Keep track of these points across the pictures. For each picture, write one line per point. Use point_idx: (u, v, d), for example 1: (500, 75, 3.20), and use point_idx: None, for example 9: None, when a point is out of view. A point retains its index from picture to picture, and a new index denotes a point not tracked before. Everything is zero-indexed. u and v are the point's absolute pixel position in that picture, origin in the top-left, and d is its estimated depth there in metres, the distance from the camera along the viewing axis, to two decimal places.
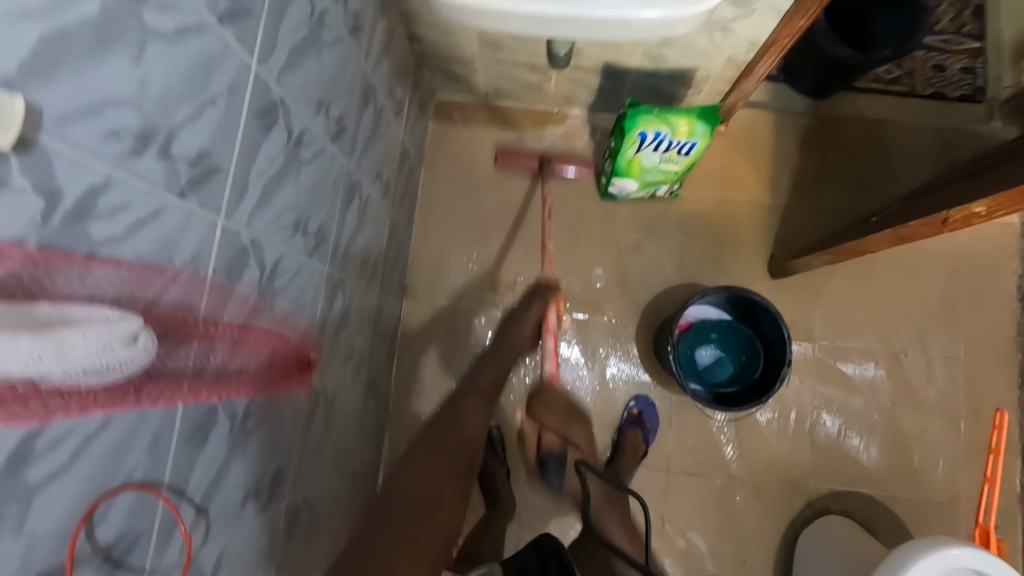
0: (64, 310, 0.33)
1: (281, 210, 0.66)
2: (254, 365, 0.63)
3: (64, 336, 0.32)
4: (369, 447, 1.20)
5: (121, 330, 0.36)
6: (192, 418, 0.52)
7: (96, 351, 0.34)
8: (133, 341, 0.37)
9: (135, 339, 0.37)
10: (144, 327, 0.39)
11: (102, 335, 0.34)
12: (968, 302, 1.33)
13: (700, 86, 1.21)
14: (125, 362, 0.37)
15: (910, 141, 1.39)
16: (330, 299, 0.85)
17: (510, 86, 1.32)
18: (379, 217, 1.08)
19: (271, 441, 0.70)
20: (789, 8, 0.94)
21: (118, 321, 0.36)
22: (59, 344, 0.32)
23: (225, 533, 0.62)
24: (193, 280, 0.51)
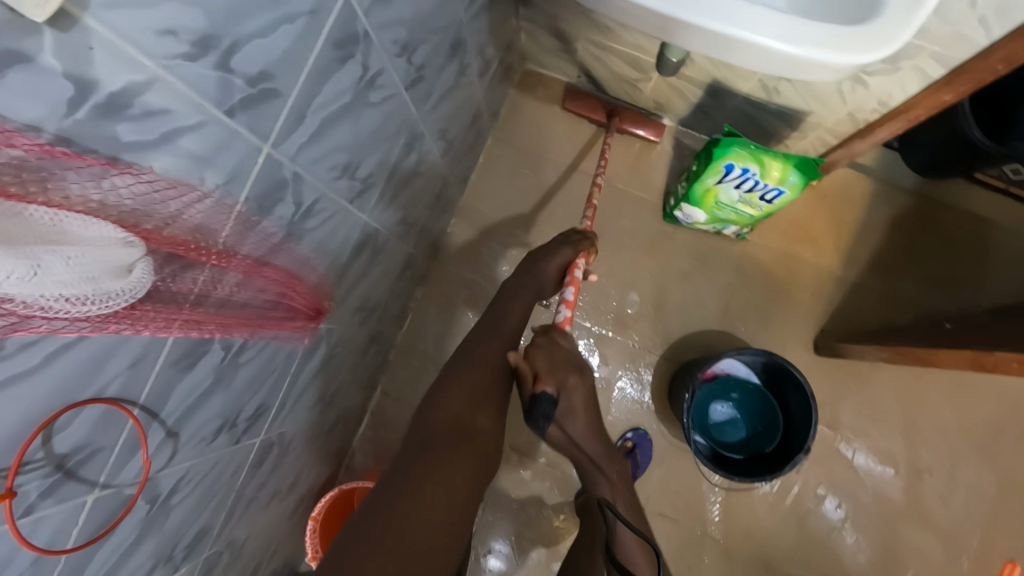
0: (58, 220, 0.33)
1: (332, 149, 0.62)
2: (263, 302, 0.60)
3: (48, 258, 0.31)
4: (358, 395, 1.18)
5: (115, 260, 0.36)
6: (182, 345, 0.49)
7: (83, 278, 0.34)
8: (123, 274, 0.37)
9: (127, 272, 0.37)
10: (141, 257, 0.39)
11: (91, 262, 0.34)
12: (1017, 440, 1.22)
13: (806, 132, 1.10)
14: (127, 290, 0.38)
15: (1015, 254, 1.25)
16: (358, 248, 0.82)
17: (604, 75, 1.24)
18: (432, 174, 1.03)
19: (261, 378, 0.68)
20: (939, 79, 0.82)
21: (118, 250, 0.36)
22: (37, 264, 0.31)
23: (190, 459, 0.60)
24: (220, 205, 0.47)
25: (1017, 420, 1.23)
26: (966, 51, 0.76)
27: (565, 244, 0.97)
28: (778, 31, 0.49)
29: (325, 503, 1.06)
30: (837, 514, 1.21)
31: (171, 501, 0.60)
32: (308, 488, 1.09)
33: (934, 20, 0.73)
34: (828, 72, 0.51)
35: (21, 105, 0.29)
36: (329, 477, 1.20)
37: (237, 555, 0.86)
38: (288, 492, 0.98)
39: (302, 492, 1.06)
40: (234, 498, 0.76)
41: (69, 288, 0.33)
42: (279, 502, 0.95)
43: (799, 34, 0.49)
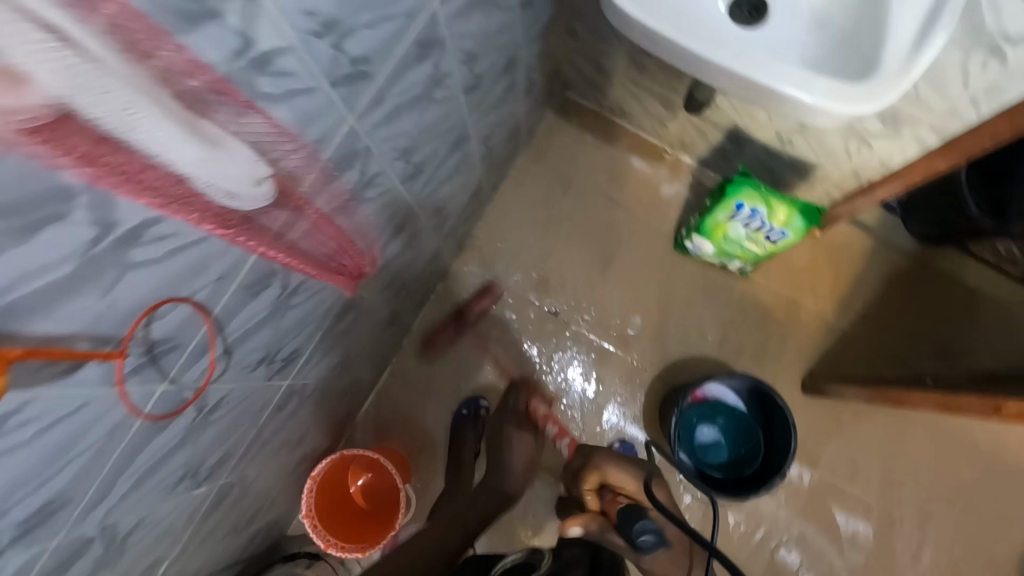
0: (224, 134, 0.42)
1: (398, 132, 0.72)
2: (320, 252, 0.69)
3: (220, 158, 0.42)
4: (370, 370, 1.26)
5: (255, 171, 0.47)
6: (255, 272, 0.58)
7: (235, 179, 0.45)
8: (258, 183, 0.48)
9: (261, 182, 0.48)
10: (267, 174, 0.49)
11: (243, 167, 0.45)
12: (989, 505, 1.26)
13: (814, 184, 1.20)
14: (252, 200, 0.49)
15: (1002, 326, 1.32)
16: (399, 227, 0.91)
17: (637, 111, 1.35)
18: (470, 176, 1.13)
19: (302, 323, 0.76)
20: (934, 148, 0.92)
21: (255, 164, 0.47)
22: (215, 163, 0.42)
23: (234, 381, 0.68)
24: (309, 159, 0.57)
25: (990, 487, 1.27)
26: (960, 125, 0.86)
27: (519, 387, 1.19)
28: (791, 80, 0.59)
29: (324, 468, 1.13)
30: (790, 559, 1.26)
31: (211, 417, 0.68)
32: (311, 449, 1.16)
33: (933, 94, 0.83)
34: (829, 119, 0.60)
35: (208, 47, 0.38)
36: (331, 444, 1.27)
37: (244, 493, 0.93)
38: (295, 447, 1.05)
39: (306, 451, 1.13)
40: (255, 433, 0.84)
41: (220, 182, 0.44)
42: (287, 454, 1.02)
43: (812, 84, 0.58)
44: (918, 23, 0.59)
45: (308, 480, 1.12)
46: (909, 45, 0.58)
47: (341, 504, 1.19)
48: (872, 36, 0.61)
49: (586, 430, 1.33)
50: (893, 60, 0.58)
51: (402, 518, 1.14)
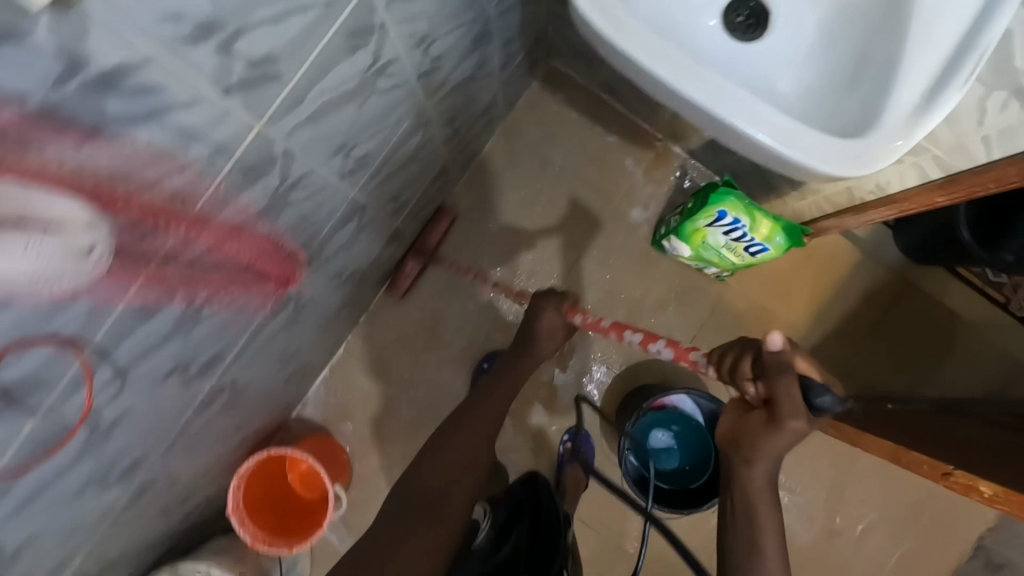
0: (31, 201, 0.34)
1: (329, 131, 0.62)
2: (230, 265, 0.62)
3: (9, 243, 0.34)
4: (322, 348, 1.22)
5: (78, 242, 0.39)
6: (142, 299, 0.51)
7: (46, 262, 0.36)
8: (84, 252, 0.40)
9: (87, 251, 0.40)
10: (103, 238, 0.41)
11: (58, 246, 0.37)
12: (927, 526, 1.27)
13: (805, 194, 1.12)
14: (84, 269, 0.41)
15: (974, 353, 1.29)
16: (343, 221, 0.83)
17: (629, 90, 1.23)
18: (434, 157, 1.03)
19: (221, 330, 0.70)
20: (935, 180, 0.84)
21: (81, 235, 0.39)
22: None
23: (138, 395, 0.63)
24: (201, 176, 0.48)
25: (935, 507, 1.28)
26: (967, 162, 0.78)
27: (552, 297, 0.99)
28: (775, 128, 0.50)
29: (252, 464, 1.11)
30: None
31: (112, 431, 0.63)
32: (255, 427, 1.13)
33: (942, 127, 0.74)
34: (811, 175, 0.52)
35: (11, 77, 0.30)
36: (280, 419, 1.25)
37: (173, 481, 0.90)
38: (234, 430, 1.02)
39: (248, 431, 1.11)
40: (180, 431, 0.80)
41: (25, 268, 0.35)
42: (223, 438, 1.00)
43: (796, 139, 0.49)
44: (929, 75, 0.51)
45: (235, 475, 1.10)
46: (914, 100, 0.50)
47: (271, 499, 1.20)
48: (877, 82, 0.53)
49: (541, 422, 1.32)
50: (894, 116, 0.50)
51: (331, 515, 1.14)
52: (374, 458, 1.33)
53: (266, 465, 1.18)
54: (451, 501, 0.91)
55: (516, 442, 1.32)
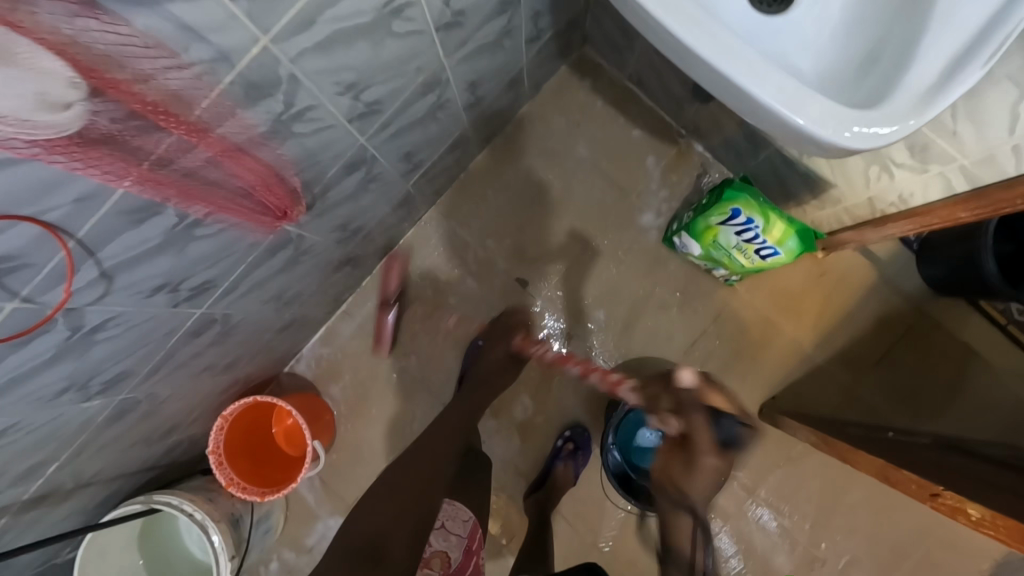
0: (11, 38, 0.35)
1: (339, 66, 0.62)
2: (228, 185, 0.62)
3: None
4: (321, 305, 1.23)
5: (57, 93, 0.40)
6: (133, 199, 0.52)
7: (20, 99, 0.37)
8: (62, 107, 0.40)
9: (65, 106, 0.40)
10: (84, 101, 0.42)
11: (27, 84, 0.37)
12: (917, 566, 1.22)
13: (826, 204, 1.08)
14: (60, 126, 0.41)
15: (988, 392, 1.23)
16: (349, 169, 0.84)
17: (656, 82, 1.22)
18: (451, 124, 1.03)
19: (214, 255, 0.71)
20: (961, 194, 0.81)
21: (61, 87, 0.40)
22: None
23: (124, 304, 0.64)
24: (200, 80, 0.49)
25: (928, 548, 1.22)
26: (995, 175, 0.75)
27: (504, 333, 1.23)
28: (784, 93, 0.48)
29: (238, 408, 1.12)
30: (731, 563, 1.24)
31: (95, 337, 0.64)
32: (246, 372, 1.15)
33: (972, 135, 0.71)
34: (818, 149, 0.50)
35: None
36: (272, 370, 1.27)
37: (155, 409, 0.92)
38: (223, 370, 1.04)
39: (238, 375, 1.12)
40: (165, 356, 0.81)
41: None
42: (211, 377, 1.01)
43: (804, 105, 0.48)
44: (954, 57, 0.49)
45: (219, 417, 1.12)
46: (934, 81, 0.48)
47: (254, 446, 1.21)
48: (899, 61, 0.51)
49: (530, 408, 1.31)
50: (911, 96, 0.48)
51: (306, 470, 1.14)
52: (359, 422, 1.33)
53: (251, 414, 1.20)
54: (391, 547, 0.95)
55: (502, 424, 1.30)
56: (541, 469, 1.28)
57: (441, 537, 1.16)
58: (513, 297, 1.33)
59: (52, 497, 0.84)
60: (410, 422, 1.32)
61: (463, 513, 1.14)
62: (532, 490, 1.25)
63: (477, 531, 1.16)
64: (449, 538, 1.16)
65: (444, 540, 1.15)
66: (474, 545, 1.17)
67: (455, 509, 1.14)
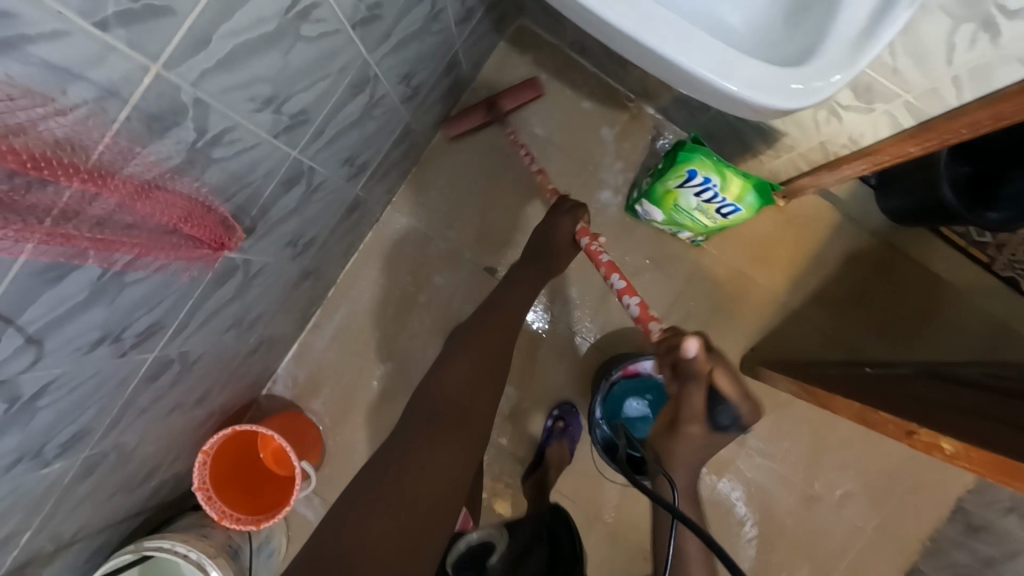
0: None
1: (250, 80, 0.58)
2: (150, 225, 0.59)
3: None
4: (288, 322, 1.19)
5: None
6: (45, 259, 0.49)
7: None
8: None
9: None
10: None
11: None
12: (906, 491, 1.26)
13: (781, 152, 1.07)
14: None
15: (958, 315, 1.25)
16: (286, 185, 0.80)
17: (598, 47, 1.18)
18: (390, 119, 0.99)
19: (154, 297, 0.67)
20: (909, 129, 0.80)
21: None
22: None
23: (61, 365, 0.60)
24: (88, 121, 0.45)
25: (914, 471, 1.26)
26: (939, 108, 0.74)
27: (559, 214, 1.12)
28: (708, 58, 0.46)
29: (218, 440, 1.10)
30: (739, 507, 1.27)
31: (38, 402, 0.61)
32: (220, 402, 1.12)
33: (913, 71, 0.70)
34: (752, 111, 0.49)
35: None
36: (249, 395, 1.24)
37: (127, 458, 0.89)
38: (193, 406, 1.01)
39: (212, 407, 1.09)
40: (124, 406, 0.78)
41: None
42: (182, 414, 0.98)
43: (734, 68, 0.46)
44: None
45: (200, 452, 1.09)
46: (860, 28, 0.47)
47: (242, 475, 1.19)
48: (826, 10, 0.49)
49: (516, 393, 1.30)
50: (838, 46, 0.47)
51: (298, 491, 1.12)
52: (347, 433, 1.32)
53: (234, 443, 1.17)
54: (438, 458, 0.89)
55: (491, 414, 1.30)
56: (535, 453, 1.28)
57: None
58: (483, 285, 1.31)
59: (33, 564, 0.82)
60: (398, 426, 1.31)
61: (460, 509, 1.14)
62: (530, 473, 1.26)
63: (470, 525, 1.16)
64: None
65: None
66: None
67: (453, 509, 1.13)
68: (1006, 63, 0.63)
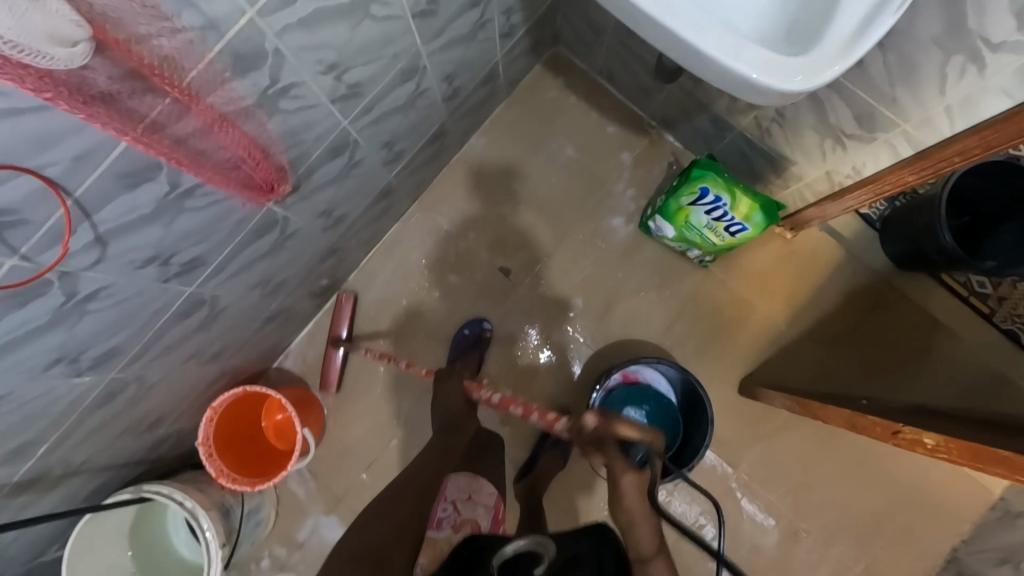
0: None
1: (322, 43, 0.67)
2: (217, 157, 0.66)
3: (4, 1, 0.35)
4: (307, 296, 1.25)
5: (64, 31, 0.41)
6: (129, 162, 0.56)
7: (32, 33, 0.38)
8: (72, 46, 0.41)
9: (75, 45, 0.41)
10: (88, 41, 0.43)
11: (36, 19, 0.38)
12: (899, 535, 1.25)
13: (789, 182, 1.14)
14: (64, 61, 0.42)
15: (957, 362, 1.28)
16: (332, 153, 0.88)
17: (625, 75, 1.28)
18: (430, 114, 1.08)
19: (203, 229, 0.74)
20: (907, 158, 0.87)
21: (68, 23, 0.41)
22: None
23: (115, 274, 0.67)
24: (192, 46, 0.53)
25: (907, 515, 1.26)
26: (932, 138, 0.80)
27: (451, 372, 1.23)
28: (726, 45, 0.56)
29: (227, 399, 1.14)
30: (714, 541, 1.26)
31: (88, 305, 0.67)
32: (233, 364, 1.16)
33: (909, 101, 0.78)
34: (760, 94, 0.59)
35: None
36: (260, 365, 1.29)
37: (143, 395, 0.93)
38: (210, 360, 1.05)
39: (226, 366, 1.14)
40: (154, 336, 0.84)
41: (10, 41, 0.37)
42: (199, 365, 1.03)
43: (744, 54, 0.56)
44: (866, 13, 0.58)
45: (208, 409, 1.13)
46: (850, 33, 0.57)
47: (243, 440, 1.22)
48: (822, 22, 0.60)
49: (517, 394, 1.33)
50: (833, 44, 0.57)
51: (295, 460, 1.15)
52: (347, 415, 1.35)
53: (241, 407, 1.21)
54: None
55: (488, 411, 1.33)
56: (529, 456, 1.30)
57: (468, 508, 1.12)
58: (496, 286, 1.36)
59: (41, 482, 0.85)
60: (398, 414, 1.34)
61: (487, 486, 1.16)
62: (523, 475, 1.27)
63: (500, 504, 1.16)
64: (477, 508, 1.12)
65: (470, 511, 1.11)
66: (500, 516, 1.14)
67: (478, 482, 1.15)
68: (992, 94, 0.70)
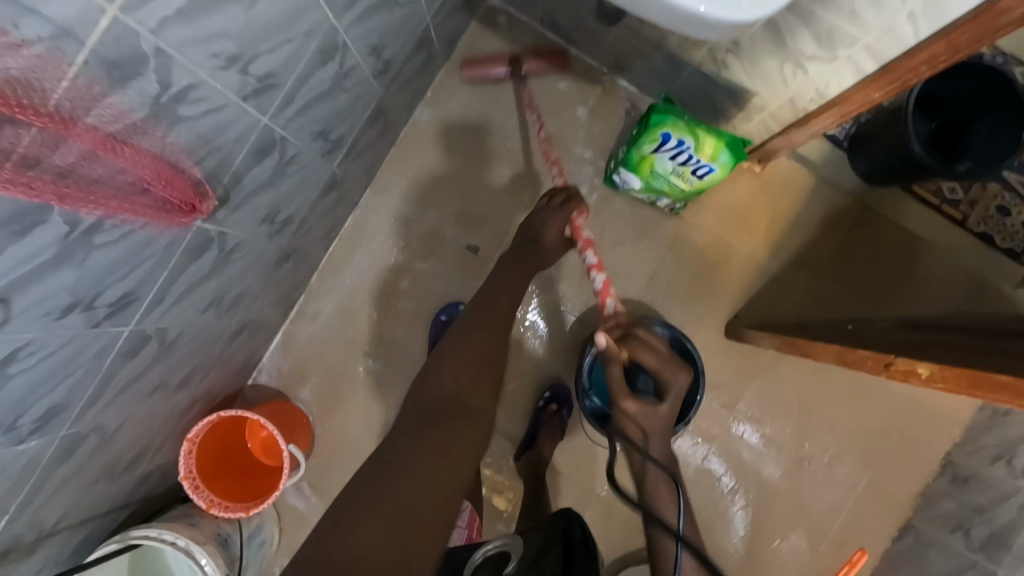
0: None
1: (214, 34, 0.58)
2: (116, 181, 0.58)
3: None
4: (270, 306, 1.18)
5: None
6: (6, 209, 0.48)
7: None
8: None
9: None
10: None
11: None
12: (897, 449, 1.27)
13: (752, 113, 1.08)
14: None
15: (937, 272, 1.27)
16: (257, 154, 0.79)
17: (568, 20, 1.19)
18: (364, 92, 0.99)
19: (125, 262, 0.66)
20: (871, 75, 0.82)
21: None
22: None
23: (31, 330, 0.59)
24: (46, 60, 0.44)
25: (903, 428, 1.28)
26: (899, 49, 0.75)
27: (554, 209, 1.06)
28: None
29: (203, 428, 1.08)
30: (722, 483, 1.28)
31: (9, 369, 0.59)
32: (204, 389, 1.11)
33: (871, 11, 0.73)
34: (711, 30, 0.54)
35: None
36: (234, 385, 1.23)
37: (108, 442, 0.87)
38: (175, 392, 0.99)
39: (196, 394, 1.08)
40: (103, 381, 0.77)
41: None
42: (164, 399, 0.97)
43: None
44: None
45: (185, 441, 1.07)
46: None
47: (229, 464, 1.18)
48: None
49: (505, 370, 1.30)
50: None
51: (286, 478, 1.10)
52: (335, 420, 1.30)
53: (220, 432, 1.16)
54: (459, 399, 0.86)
55: None
56: (527, 431, 1.28)
57: None
58: (466, 265, 1.30)
59: (15, 552, 0.80)
60: (387, 410, 1.30)
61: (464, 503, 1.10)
62: (524, 451, 1.27)
63: (474, 519, 1.14)
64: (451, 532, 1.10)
65: None
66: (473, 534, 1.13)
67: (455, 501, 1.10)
68: None
